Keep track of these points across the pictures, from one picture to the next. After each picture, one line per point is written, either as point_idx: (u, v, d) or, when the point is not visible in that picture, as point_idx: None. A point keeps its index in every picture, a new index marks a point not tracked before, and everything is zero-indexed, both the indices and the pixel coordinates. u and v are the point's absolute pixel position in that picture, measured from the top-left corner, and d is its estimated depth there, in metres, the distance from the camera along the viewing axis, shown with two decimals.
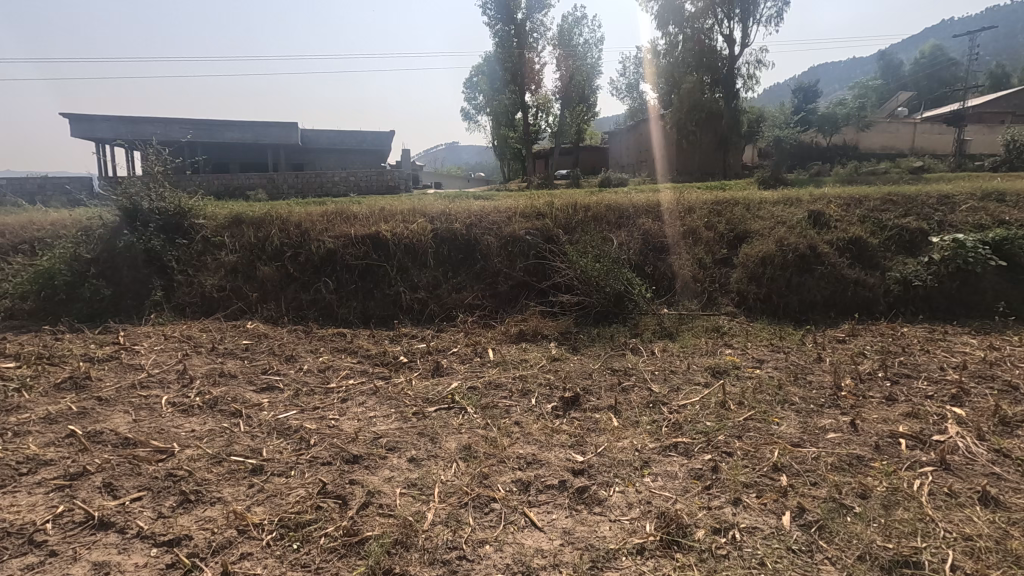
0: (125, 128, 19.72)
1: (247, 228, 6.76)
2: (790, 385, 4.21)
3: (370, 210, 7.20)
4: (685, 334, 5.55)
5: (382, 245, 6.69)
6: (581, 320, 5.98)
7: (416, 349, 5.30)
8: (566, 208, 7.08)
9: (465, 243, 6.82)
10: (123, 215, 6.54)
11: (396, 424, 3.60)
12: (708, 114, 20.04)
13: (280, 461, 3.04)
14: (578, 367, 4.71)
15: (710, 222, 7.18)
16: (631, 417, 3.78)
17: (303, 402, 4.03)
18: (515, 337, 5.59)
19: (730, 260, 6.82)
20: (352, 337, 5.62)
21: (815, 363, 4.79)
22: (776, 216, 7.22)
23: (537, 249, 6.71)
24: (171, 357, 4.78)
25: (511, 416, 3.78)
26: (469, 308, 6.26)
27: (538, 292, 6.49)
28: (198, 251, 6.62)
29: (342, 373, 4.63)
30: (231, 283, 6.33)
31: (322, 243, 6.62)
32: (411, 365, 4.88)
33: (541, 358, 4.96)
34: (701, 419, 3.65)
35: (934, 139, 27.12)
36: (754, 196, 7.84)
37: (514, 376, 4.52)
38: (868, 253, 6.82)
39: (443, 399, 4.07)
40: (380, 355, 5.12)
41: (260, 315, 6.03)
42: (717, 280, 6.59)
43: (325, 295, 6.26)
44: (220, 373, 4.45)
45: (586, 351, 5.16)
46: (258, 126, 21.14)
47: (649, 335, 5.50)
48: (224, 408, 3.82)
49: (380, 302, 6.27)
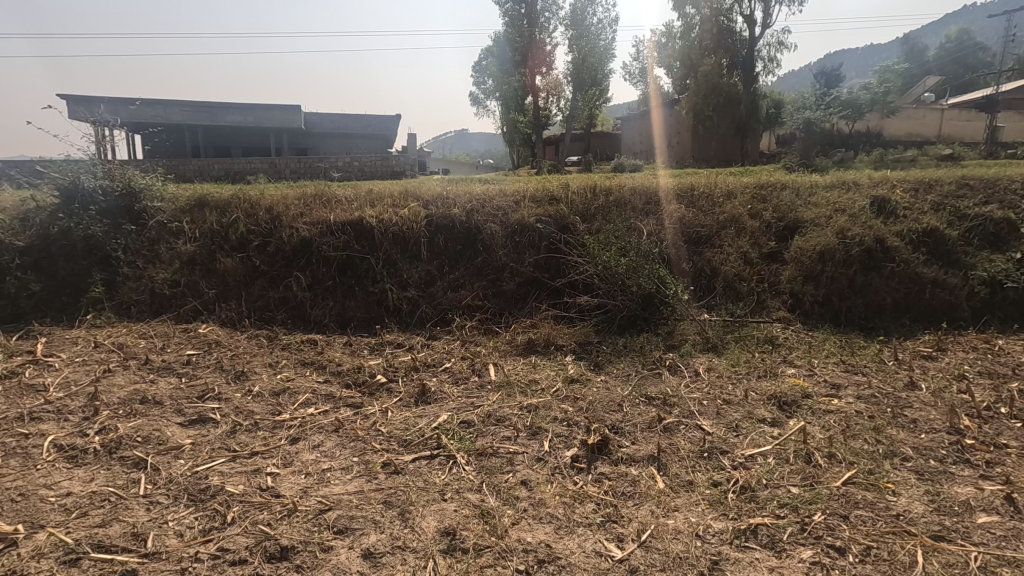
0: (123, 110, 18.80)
1: (209, 212, 5.74)
2: (890, 427, 3.15)
3: (354, 193, 6.17)
4: (733, 348, 4.50)
5: (366, 233, 5.64)
6: (603, 327, 4.92)
7: (399, 363, 4.28)
8: (584, 193, 6.01)
9: (464, 231, 5.76)
10: (62, 196, 5.53)
11: (357, 486, 2.60)
12: (728, 98, 18.71)
13: (169, 559, 2.06)
14: (603, 393, 3.68)
15: (755, 209, 6.08)
16: (682, 475, 2.74)
17: (240, 443, 3.02)
18: (523, 348, 4.55)
19: (780, 255, 5.71)
20: (324, 346, 4.62)
21: (909, 391, 3.73)
22: (832, 203, 6.09)
23: (549, 240, 5.67)
24: (87, 374, 3.80)
25: (516, 472, 2.78)
26: (467, 309, 5.24)
27: (550, 292, 5.44)
28: (151, 239, 5.61)
29: (300, 398, 3.63)
30: (186, 278, 5.34)
31: (294, 230, 5.58)
32: (391, 385, 3.86)
33: (555, 378, 3.92)
34: (781, 482, 2.61)
35: (962, 127, 25.75)
36: (804, 180, 6.71)
37: (520, 407, 3.49)
38: (946, 249, 5.71)
39: (427, 441, 3.06)
40: (354, 370, 4.11)
41: (216, 317, 5.03)
42: (766, 279, 5.48)
43: (296, 292, 5.26)
44: (143, 398, 3.46)
45: (611, 369, 4.11)
46: (260, 109, 20.04)
47: (689, 349, 4.45)
48: (127, 453, 2.83)
49: (362, 301, 5.26)
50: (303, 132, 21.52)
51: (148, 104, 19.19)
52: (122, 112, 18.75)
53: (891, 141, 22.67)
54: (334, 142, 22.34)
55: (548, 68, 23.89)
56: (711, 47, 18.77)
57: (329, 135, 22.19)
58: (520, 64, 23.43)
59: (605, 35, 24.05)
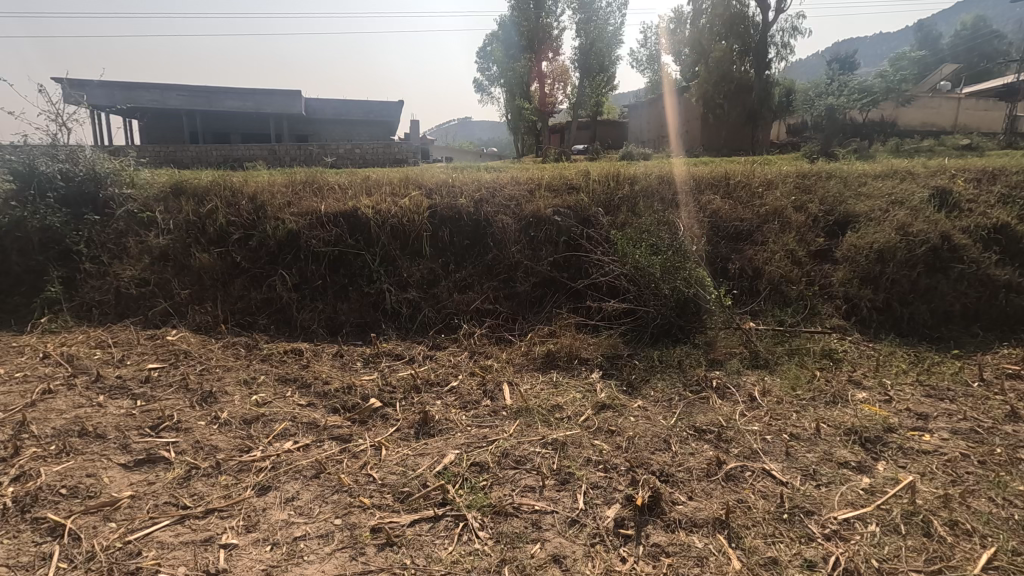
0: (119, 93, 18.13)
1: (185, 200, 5.10)
2: (1014, 479, 2.50)
3: (350, 180, 5.53)
4: (786, 365, 3.86)
5: (361, 225, 4.98)
6: (633, 337, 4.28)
7: (397, 381, 3.64)
8: (606, 182, 5.36)
9: (472, 224, 5.10)
10: (17, 182, 4.90)
11: (337, 568, 1.98)
12: (739, 85, 17.69)
13: None
14: (644, 424, 3.05)
15: (799, 201, 5.40)
16: (761, 550, 2.09)
17: (193, 495, 2.39)
18: (542, 362, 3.92)
19: (829, 253, 5.04)
20: (310, 358, 3.97)
21: (1015, 424, 3.07)
22: (886, 194, 5.41)
23: (567, 235, 5.02)
24: (21, 396, 3.18)
25: (546, 543, 2.14)
26: (476, 314, 4.59)
27: (570, 294, 4.79)
28: (118, 231, 4.98)
29: (276, 428, 3.00)
30: (156, 275, 4.70)
31: (280, 221, 4.92)
32: (387, 412, 3.23)
33: (583, 404, 3.29)
34: (900, 569, 1.97)
35: (980, 117, 24.94)
36: (850, 168, 6.03)
37: (544, 443, 2.85)
38: (1020, 247, 5.02)
39: (430, 494, 2.43)
40: (344, 390, 3.48)
41: (188, 321, 4.40)
42: (816, 281, 4.80)
43: (281, 293, 4.62)
44: (82, 429, 2.83)
45: (648, 392, 3.47)
46: (259, 94, 19.30)
47: (736, 365, 3.80)
48: (44, 513, 2.20)
49: (356, 304, 4.63)
50: (303, 118, 20.76)
51: (143, 88, 18.48)
52: (118, 96, 18.10)
53: (909, 131, 21.71)
54: (336, 129, 21.58)
55: (555, 53, 23.03)
56: (723, 33, 17.62)
57: (330, 122, 21.43)
58: (528, 49, 22.59)
59: (613, 19, 23.03)
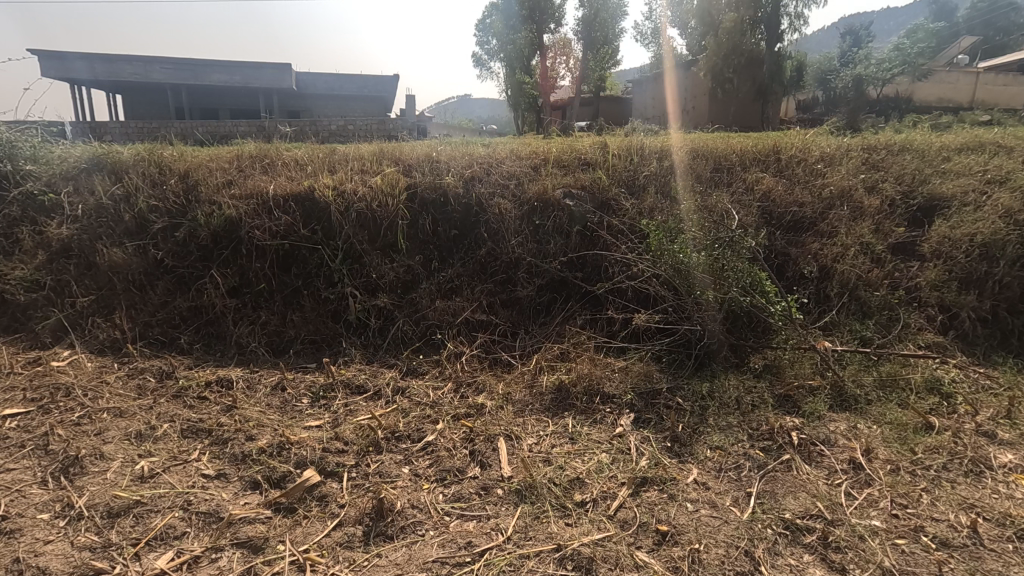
0: (99, 68, 16.47)
1: (97, 177, 4.02)
2: None
3: (311, 153, 4.45)
4: (884, 405, 2.83)
5: (320, 211, 3.90)
6: (670, 362, 3.27)
7: (352, 431, 2.61)
8: (630, 158, 4.30)
9: (461, 210, 4.03)
10: None
11: None
12: (749, 59, 16.27)
13: None
14: (711, 521, 2.02)
15: (871, 180, 4.33)
16: None
17: None
18: (551, 401, 2.90)
19: (913, 247, 3.99)
20: (239, 394, 2.95)
21: None
22: (979, 171, 4.33)
23: (582, 224, 3.97)
24: None
25: None
26: (464, 328, 3.55)
27: (586, 300, 3.77)
28: (12, 218, 3.96)
29: (154, 528, 1.97)
30: (55, 277, 3.69)
31: (215, 205, 3.84)
32: (329, 491, 2.21)
33: (615, 478, 2.26)
34: None
35: (1006, 93, 23.52)
36: (923, 139, 4.94)
37: (563, 563, 1.82)
38: None
39: None
40: (272, 449, 2.45)
41: (89, 338, 3.39)
42: (900, 284, 3.76)
43: (213, 300, 3.59)
44: None
45: (704, 452, 2.46)
46: (248, 67, 17.57)
47: (818, 407, 2.78)
48: None
49: (312, 313, 3.59)
50: (293, 94, 19.35)
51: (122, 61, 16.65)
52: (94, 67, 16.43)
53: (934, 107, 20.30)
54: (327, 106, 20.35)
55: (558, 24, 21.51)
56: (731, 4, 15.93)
57: (320, 97, 20.07)
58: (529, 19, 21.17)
59: None
